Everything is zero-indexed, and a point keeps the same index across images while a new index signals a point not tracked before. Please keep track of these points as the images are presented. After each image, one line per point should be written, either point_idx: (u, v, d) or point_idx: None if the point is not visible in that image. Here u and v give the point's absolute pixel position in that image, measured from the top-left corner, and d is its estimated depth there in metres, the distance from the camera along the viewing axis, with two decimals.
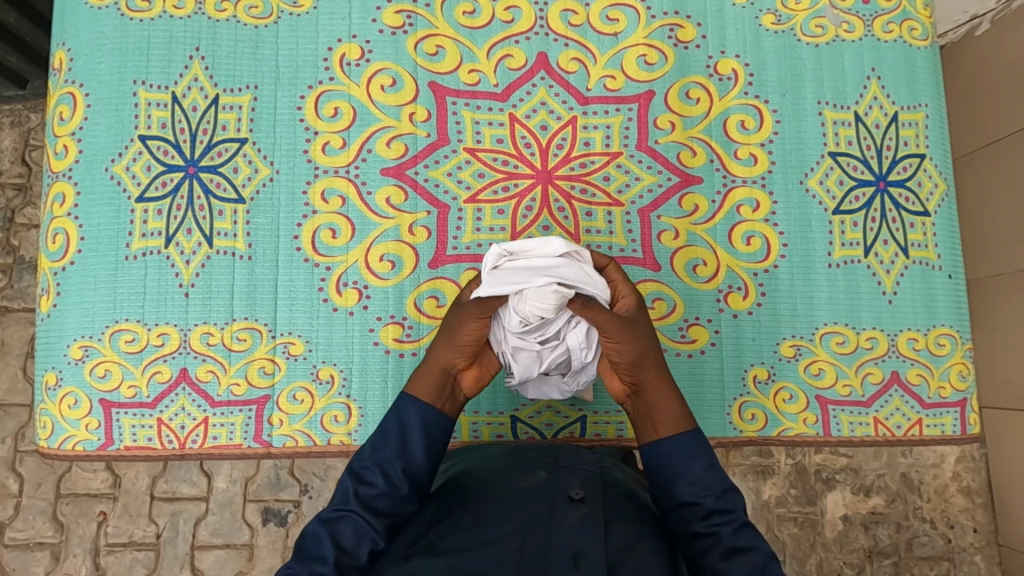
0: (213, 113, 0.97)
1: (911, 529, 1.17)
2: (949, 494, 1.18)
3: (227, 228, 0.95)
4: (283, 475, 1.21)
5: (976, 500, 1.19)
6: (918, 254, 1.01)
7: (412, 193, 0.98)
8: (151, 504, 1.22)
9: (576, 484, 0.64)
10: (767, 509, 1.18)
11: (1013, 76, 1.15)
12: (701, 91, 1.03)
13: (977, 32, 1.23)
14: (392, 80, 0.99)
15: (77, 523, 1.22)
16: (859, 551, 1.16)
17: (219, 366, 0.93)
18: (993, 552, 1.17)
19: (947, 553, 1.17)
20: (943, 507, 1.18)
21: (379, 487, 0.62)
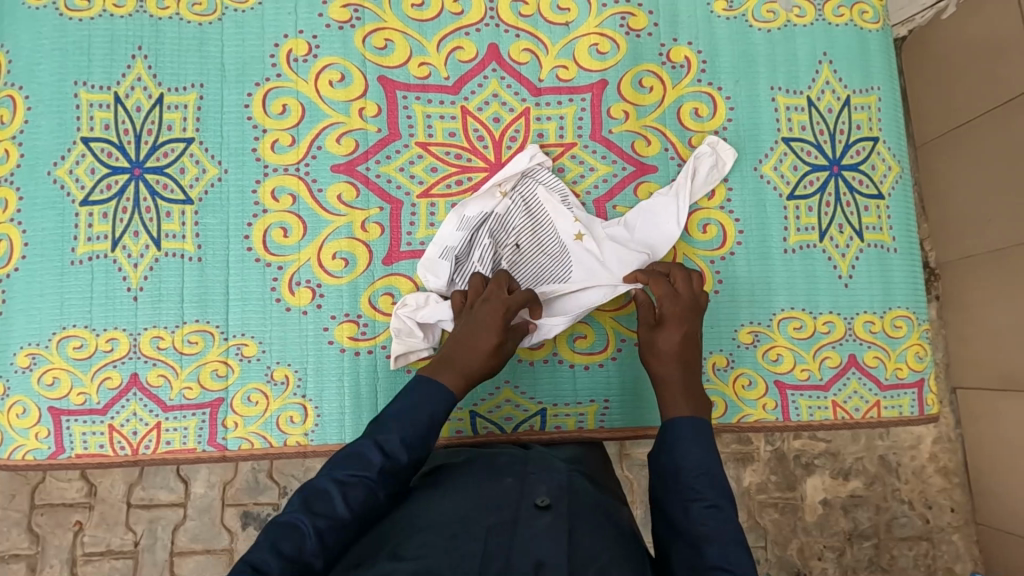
0: (157, 112, 0.95)
1: (890, 510, 1.36)
2: (927, 475, 1.38)
3: (175, 230, 0.94)
4: (263, 477, 1.26)
5: (953, 482, 1.38)
6: (873, 238, 1.01)
7: (363, 189, 0.97)
8: (128, 512, 1.24)
9: (543, 492, 0.65)
10: (749, 496, 1.35)
11: (983, 58, 1.21)
12: (654, 80, 1.02)
13: (943, 16, 1.29)
14: (341, 76, 0.98)
15: (53, 533, 1.23)
16: (838, 534, 1.35)
17: (170, 370, 0.91)
18: (970, 530, 1.37)
19: (925, 533, 1.36)
20: (921, 488, 1.38)
21: (356, 481, 0.62)
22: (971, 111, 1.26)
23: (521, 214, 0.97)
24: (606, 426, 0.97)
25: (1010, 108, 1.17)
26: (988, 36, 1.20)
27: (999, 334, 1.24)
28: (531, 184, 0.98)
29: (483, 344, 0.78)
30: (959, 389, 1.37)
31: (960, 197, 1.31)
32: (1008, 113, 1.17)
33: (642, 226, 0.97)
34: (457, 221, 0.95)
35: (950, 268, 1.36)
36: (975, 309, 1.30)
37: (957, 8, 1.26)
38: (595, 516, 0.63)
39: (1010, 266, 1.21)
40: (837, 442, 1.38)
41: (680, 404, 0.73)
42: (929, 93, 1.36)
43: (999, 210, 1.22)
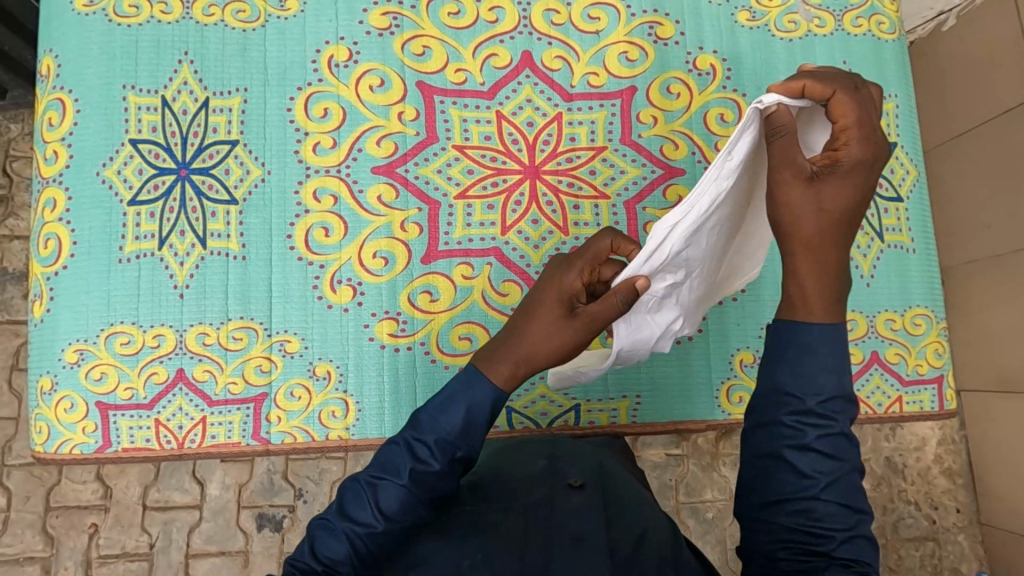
0: (203, 115, 0.98)
1: (896, 511, 1.40)
2: (933, 476, 1.42)
3: (220, 229, 0.96)
4: (277, 479, 1.28)
5: (958, 482, 1.43)
6: (893, 239, 1.05)
7: (402, 190, 1.00)
8: (143, 514, 1.26)
9: (576, 471, 0.64)
10: None
11: (979, 66, 1.28)
12: (681, 87, 1.06)
13: (944, 28, 1.35)
14: (380, 80, 1.01)
15: (68, 535, 1.24)
16: None
17: (216, 365, 0.93)
18: (975, 531, 1.41)
19: (931, 534, 1.40)
20: (927, 490, 1.42)
21: (418, 463, 0.53)
22: (968, 123, 1.33)
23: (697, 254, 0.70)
24: (638, 421, 1.01)
25: (1009, 117, 1.22)
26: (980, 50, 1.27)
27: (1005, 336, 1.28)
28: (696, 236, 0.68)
29: (534, 330, 0.59)
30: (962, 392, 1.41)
31: (960, 203, 1.37)
32: (1006, 122, 1.23)
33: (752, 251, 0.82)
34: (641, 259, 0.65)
35: (954, 273, 1.40)
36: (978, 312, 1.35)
37: (957, 20, 1.32)
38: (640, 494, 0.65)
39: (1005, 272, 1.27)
40: None
41: (807, 254, 0.55)
42: (936, 102, 1.41)
43: (1002, 216, 1.27)
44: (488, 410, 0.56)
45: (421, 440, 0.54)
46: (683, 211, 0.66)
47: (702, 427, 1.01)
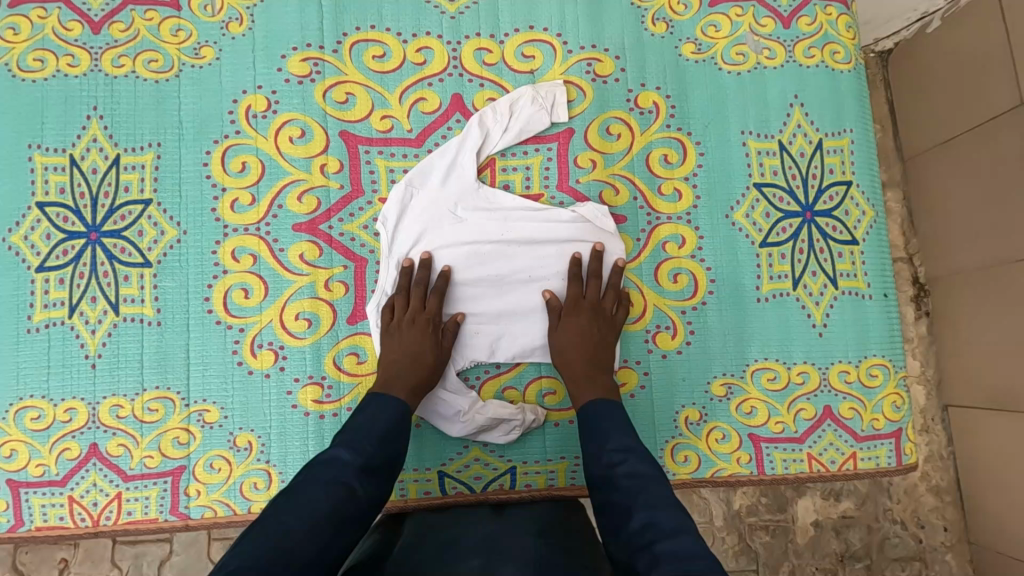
0: (114, 174, 0.93)
1: (882, 530, 1.35)
2: (920, 495, 1.37)
3: (134, 293, 0.92)
4: None
5: (946, 499, 1.37)
6: (847, 285, 0.99)
7: (326, 248, 0.95)
8: (113, 548, 1.23)
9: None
10: (737, 519, 1.33)
11: (964, 70, 1.23)
12: (621, 127, 1.01)
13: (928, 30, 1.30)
14: (301, 131, 0.96)
15: (37, 570, 1.21)
16: (831, 555, 1.33)
17: (130, 439, 0.90)
18: (963, 549, 1.36)
19: (918, 553, 1.35)
20: (914, 508, 1.37)
21: (354, 459, 0.71)
22: (954, 129, 1.28)
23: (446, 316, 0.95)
24: (577, 482, 0.96)
25: (997, 124, 1.17)
26: (966, 53, 1.22)
27: (997, 351, 1.23)
28: None
29: (562, 332, 0.92)
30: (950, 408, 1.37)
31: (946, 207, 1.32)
32: (990, 130, 1.19)
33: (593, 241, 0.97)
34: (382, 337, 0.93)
35: (944, 282, 1.36)
36: (966, 324, 1.30)
37: (941, 22, 1.27)
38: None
39: (996, 281, 1.22)
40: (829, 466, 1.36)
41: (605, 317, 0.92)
42: (922, 106, 1.35)
43: (988, 224, 1.22)
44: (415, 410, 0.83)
45: (351, 444, 0.73)
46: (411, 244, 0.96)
47: None
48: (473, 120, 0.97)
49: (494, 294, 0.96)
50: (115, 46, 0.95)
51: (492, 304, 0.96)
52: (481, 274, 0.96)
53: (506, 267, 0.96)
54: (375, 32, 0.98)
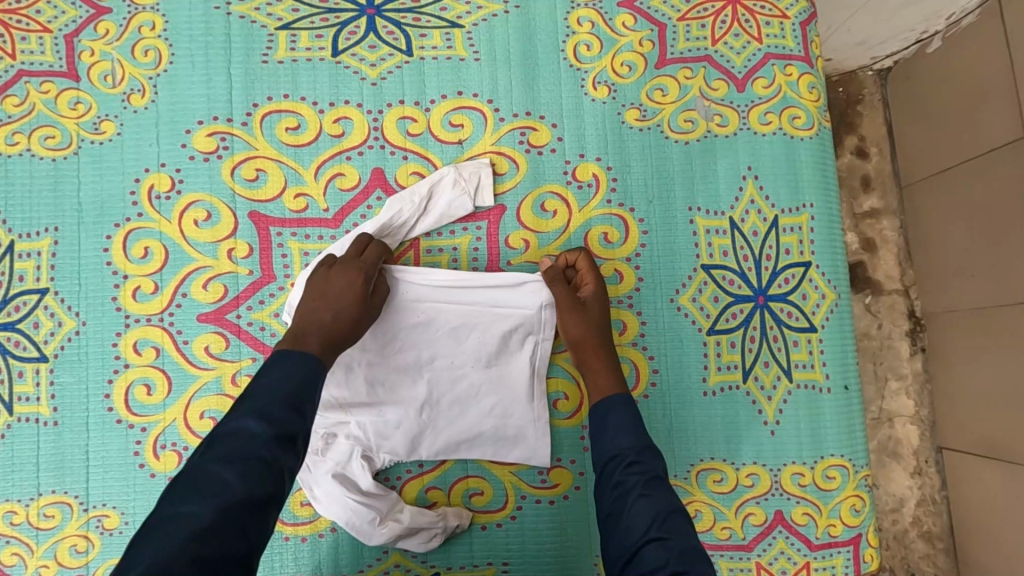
0: (8, 262, 0.87)
1: None
2: (910, 541, 1.27)
3: (29, 391, 0.86)
4: None
5: (938, 545, 1.27)
6: (803, 377, 0.90)
7: (234, 339, 0.88)
8: None
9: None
10: None
11: (964, 96, 1.12)
12: (558, 203, 0.93)
13: (928, 50, 1.18)
14: (207, 214, 0.89)
15: None
16: None
17: (25, 547, 0.84)
18: None
19: None
20: (903, 554, 1.27)
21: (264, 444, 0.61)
22: (952, 158, 1.17)
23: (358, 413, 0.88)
24: None
25: (993, 158, 1.07)
26: (968, 77, 1.10)
27: (992, 399, 1.13)
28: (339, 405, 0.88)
29: (569, 319, 0.86)
30: (945, 450, 1.26)
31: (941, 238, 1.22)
32: (984, 165, 1.09)
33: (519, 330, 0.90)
34: None
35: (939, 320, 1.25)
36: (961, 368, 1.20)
37: (942, 42, 1.15)
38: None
39: (993, 329, 1.11)
40: None
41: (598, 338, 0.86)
42: (921, 133, 1.23)
43: (986, 265, 1.12)
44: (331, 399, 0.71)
45: (261, 411, 0.63)
46: None
47: None
48: (390, 200, 0.90)
49: (412, 387, 0.89)
50: (9, 122, 0.89)
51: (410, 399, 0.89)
52: (400, 367, 0.89)
53: (426, 357, 0.90)
54: (289, 102, 0.91)
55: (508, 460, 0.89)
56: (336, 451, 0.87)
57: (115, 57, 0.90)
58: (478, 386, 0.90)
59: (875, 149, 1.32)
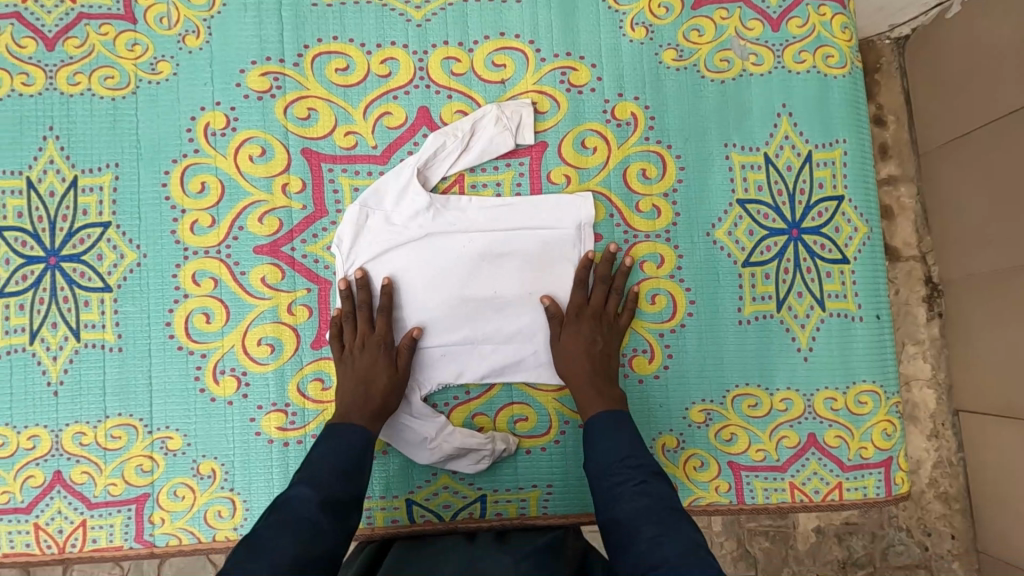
0: (72, 196, 0.91)
1: (886, 537, 1.30)
2: (927, 501, 1.30)
3: (94, 319, 0.90)
4: None
5: (954, 507, 1.31)
6: (836, 306, 0.93)
7: (289, 271, 0.92)
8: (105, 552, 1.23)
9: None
10: (736, 527, 1.30)
11: (982, 61, 1.13)
12: (597, 140, 0.95)
13: (947, 16, 1.20)
14: (261, 150, 0.93)
15: None
16: (832, 563, 1.30)
17: (94, 466, 0.89)
18: (971, 559, 1.29)
19: (923, 561, 1.30)
20: (920, 515, 1.31)
21: (316, 497, 0.72)
22: (969, 124, 1.18)
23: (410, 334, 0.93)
24: (549, 511, 0.93)
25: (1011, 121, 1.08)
26: (988, 40, 1.11)
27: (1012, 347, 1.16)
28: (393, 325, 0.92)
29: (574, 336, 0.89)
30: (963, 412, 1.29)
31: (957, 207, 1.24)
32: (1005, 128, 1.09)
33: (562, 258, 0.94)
34: None
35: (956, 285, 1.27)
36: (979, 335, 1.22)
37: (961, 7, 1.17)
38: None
39: (1005, 292, 1.13)
40: None
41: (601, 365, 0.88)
42: (939, 101, 1.25)
43: (1004, 232, 1.13)
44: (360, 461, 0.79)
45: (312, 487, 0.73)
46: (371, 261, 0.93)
47: None
48: (434, 136, 0.92)
49: (460, 311, 0.93)
50: (71, 63, 0.93)
51: (458, 324, 0.94)
52: (450, 291, 0.93)
53: (473, 282, 0.94)
54: (338, 44, 0.94)
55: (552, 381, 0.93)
56: None
57: (171, 0, 0.94)
58: (523, 309, 0.94)
59: (893, 118, 1.34)
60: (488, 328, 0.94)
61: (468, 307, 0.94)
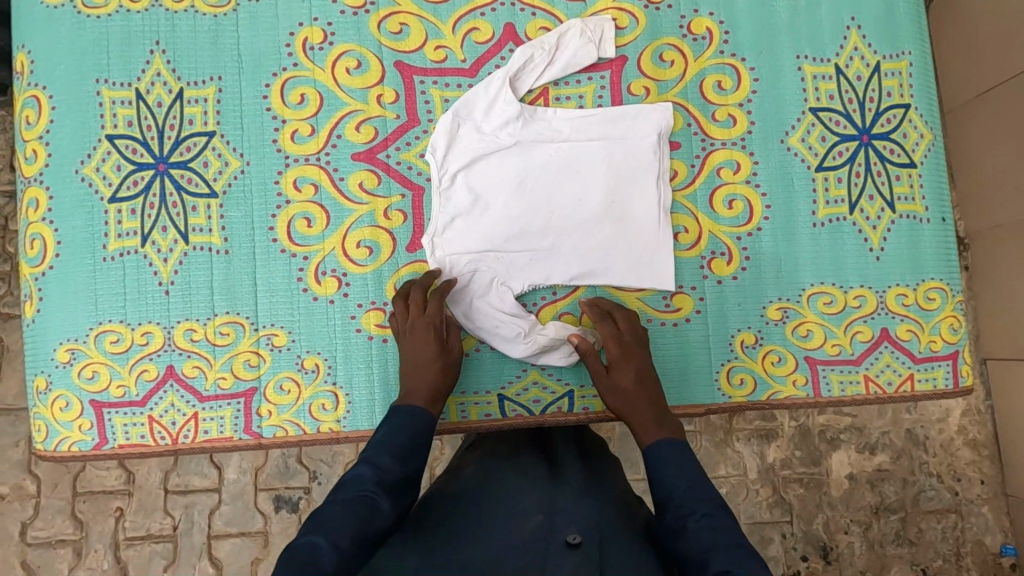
0: (178, 107, 0.96)
1: (917, 483, 1.35)
2: (956, 448, 1.36)
3: (202, 223, 0.95)
4: (292, 462, 1.35)
5: (983, 453, 1.37)
6: (905, 208, 0.98)
7: (385, 177, 0.97)
8: (165, 498, 1.33)
9: (574, 529, 0.67)
10: (772, 472, 1.34)
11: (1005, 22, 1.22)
12: (675, 54, 1.00)
13: None
14: (357, 63, 0.97)
15: (95, 520, 1.32)
16: (865, 508, 1.34)
17: (204, 361, 0.93)
18: (999, 502, 1.35)
19: (954, 506, 1.35)
20: (950, 461, 1.36)
21: (373, 478, 0.72)
22: (993, 80, 1.27)
23: (499, 241, 0.97)
24: None
25: None
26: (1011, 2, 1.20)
27: None
28: (484, 230, 0.97)
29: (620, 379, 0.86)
30: (989, 360, 1.36)
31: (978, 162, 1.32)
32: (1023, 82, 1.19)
33: (640, 168, 0.98)
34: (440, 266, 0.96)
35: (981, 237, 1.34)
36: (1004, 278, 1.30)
37: None
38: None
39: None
40: (862, 416, 1.37)
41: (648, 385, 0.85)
42: (968, 62, 1.32)
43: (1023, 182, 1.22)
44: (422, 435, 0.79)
45: (371, 459, 0.74)
46: (463, 166, 0.97)
47: (703, 412, 0.98)
48: (522, 48, 0.97)
49: (547, 216, 0.97)
50: None
51: (545, 229, 0.97)
52: (537, 197, 0.97)
53: (559, 188, 0.98)
54: None
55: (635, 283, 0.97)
56: (477, 280, 0.96)
57: None
58: (607, 214, 0.98)
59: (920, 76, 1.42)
60: (573, 233, 0.97)
61: (554, 211, 0.97)
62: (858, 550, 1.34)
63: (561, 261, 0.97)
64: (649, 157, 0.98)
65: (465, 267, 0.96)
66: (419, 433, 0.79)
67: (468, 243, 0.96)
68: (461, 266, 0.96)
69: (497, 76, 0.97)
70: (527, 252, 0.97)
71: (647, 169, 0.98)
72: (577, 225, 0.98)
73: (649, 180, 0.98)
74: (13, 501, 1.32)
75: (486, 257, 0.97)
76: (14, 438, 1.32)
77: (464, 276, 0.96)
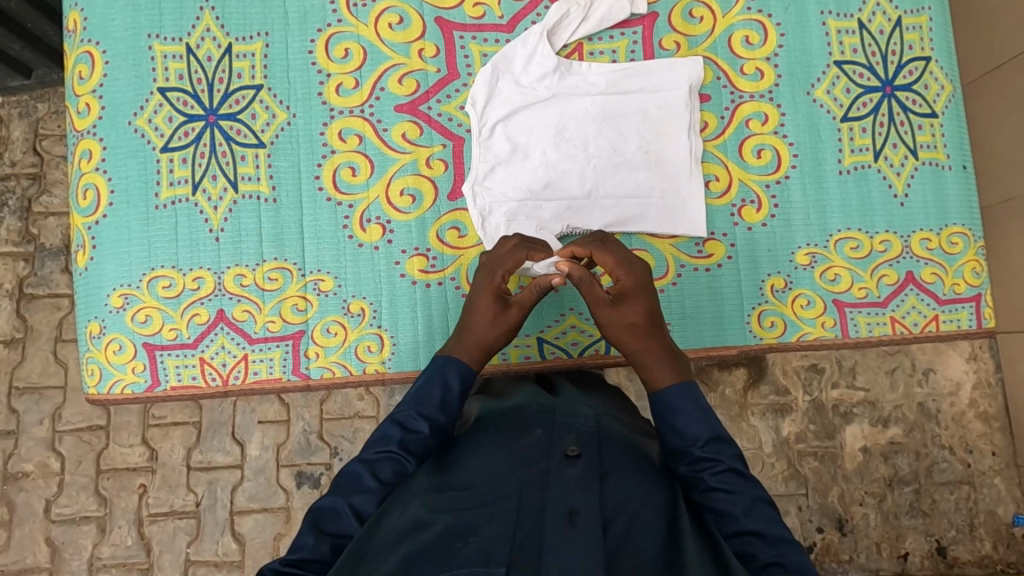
0: (227, 61, 0.99)
1: (930, 455, 1.29)
2: (967, 421, 1.29)
3: (250, 172, 0.98)
4: (313, 439, 1.29)
5: (993, 425, 1.30)
6: (927, 156, 1.02)
7: (426, 127, 1.00)
8: (188, 475, 1.29)
9: (571, 441, 0.64)
10: (787, 446, 1.32)
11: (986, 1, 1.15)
12: (704, 10, 1.04)
13: None
14: (399, 18, 1.01)
15: (119, 496, 1.28)
16: (879, 480, 1.30)
17: (254, 305, 0.96)
18: (1012, 473, 1.28)
19: (967, 477, 1.28)
20: (960, 433, 1.29)
21: (398, 436, 0.67)
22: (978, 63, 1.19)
23: (538, 189, 1.00)
24: None
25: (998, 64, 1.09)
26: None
27: None
28: (523, 177, 1.00)
29: (607, 320, 0.74)
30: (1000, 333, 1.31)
31: None
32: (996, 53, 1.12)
33: (670, 118, 1.02)
34: (481, 217, 0.99)
35: None
36: None
37: None
38: (653, 516, 0.59)
39: None
40: (874, 390, 1.32)
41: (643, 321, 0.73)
42: None
43: None
44: (462, 390, 0.73)
45: (396, 416, 0.69)
46: (500, 116, 1.00)
47: (736, 353, 1.01)
48: (557, 4, 1.01)
49: (583, 163, 1.00)
50: None
51: (580, 176, 1.00)
52: (573, 146, 1.01)
53: (594, 137, 1.01)
54: None
55: (670, 228, 1.00)
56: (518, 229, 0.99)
57: None
58: (641, 163, 1.01)
59: None
60: (608, 180, 1.01)
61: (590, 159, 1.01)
62: (873, 522, 1.29)
63: (597, 208, 1.00)
64: (682, 107, 1.01)
65: (505, 217, 0.99)
66: (450, 391, 0.72)
67: (508, 192, 1.00)
68: (500, 217, 0.99)
69: (534, 30, 1.01)
70: (564, 199, 1.00)
71: (679, 120, 1.01)
72: (612, 172, 1.01)
73: (681, 130, 1.01)
74: (37, 478, 1.29)
75: (524, 205, 0.99)
76: (37, 416, 1.30)
77: (505, 225, 0.99)
